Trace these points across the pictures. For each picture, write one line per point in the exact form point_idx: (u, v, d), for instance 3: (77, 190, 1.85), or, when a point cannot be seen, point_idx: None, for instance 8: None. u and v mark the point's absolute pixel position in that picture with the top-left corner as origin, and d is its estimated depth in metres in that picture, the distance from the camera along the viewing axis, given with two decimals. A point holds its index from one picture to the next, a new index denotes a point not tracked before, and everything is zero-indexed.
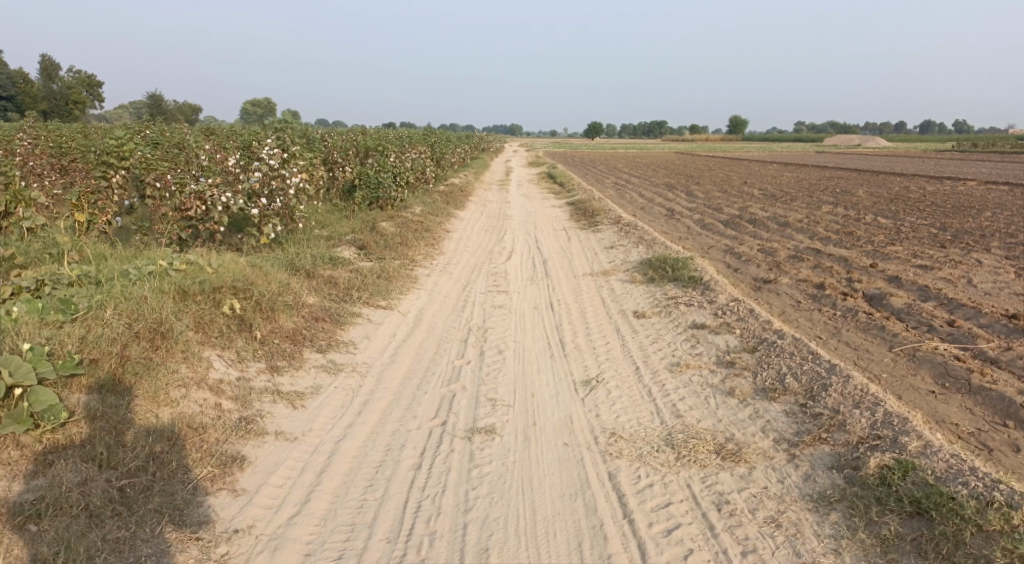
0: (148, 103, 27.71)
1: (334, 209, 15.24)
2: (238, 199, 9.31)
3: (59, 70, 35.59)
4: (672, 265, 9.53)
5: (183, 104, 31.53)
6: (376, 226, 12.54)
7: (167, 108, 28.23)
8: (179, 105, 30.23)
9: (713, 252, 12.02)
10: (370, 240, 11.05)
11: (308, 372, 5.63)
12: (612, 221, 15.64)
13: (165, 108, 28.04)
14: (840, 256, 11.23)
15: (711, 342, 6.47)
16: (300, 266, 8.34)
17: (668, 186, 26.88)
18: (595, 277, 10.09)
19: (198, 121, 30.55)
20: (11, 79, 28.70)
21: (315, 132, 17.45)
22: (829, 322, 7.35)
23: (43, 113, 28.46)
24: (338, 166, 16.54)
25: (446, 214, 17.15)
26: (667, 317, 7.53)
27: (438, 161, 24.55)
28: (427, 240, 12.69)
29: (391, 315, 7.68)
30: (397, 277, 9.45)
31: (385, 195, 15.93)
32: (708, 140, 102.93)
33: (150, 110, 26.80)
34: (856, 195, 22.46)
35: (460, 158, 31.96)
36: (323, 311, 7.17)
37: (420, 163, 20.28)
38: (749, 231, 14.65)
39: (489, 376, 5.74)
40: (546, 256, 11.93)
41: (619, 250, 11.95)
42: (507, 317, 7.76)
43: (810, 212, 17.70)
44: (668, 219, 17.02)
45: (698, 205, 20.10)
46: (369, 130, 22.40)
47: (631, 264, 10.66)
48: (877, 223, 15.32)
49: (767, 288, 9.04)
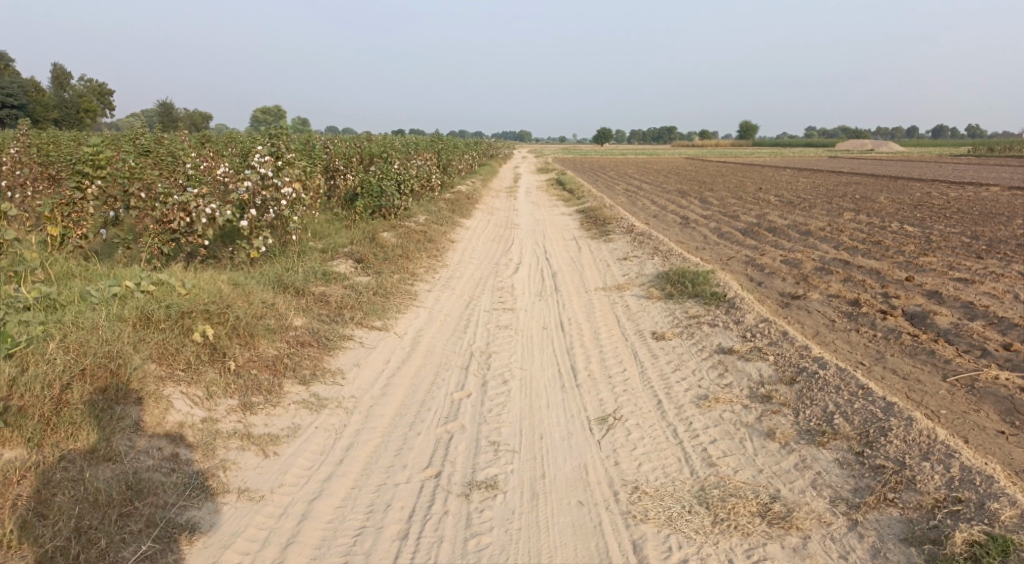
0: (155, 111, 27.37)
1: (335, 219, 14.64)
2: (225, 209, 8.66)
3: (71, 79, 35.56)
4: (691, 280, 8.84)
5: (193, 113, 31.30)
6: (376, 237, 11.91)
7: (175, 116, 27.87)
8: (190, 113, 29.98)
9: (733, 264, 11.30)
10: (368, 253, 10.41)
11: (287, 409, 4.98)
12: (625, 231, 14.94)
13: (177, 116, 27.76)
14: (870, 268, 10.48)
15: (741, 370, 5.78)
16: (289, 284, 7.72)
17: (680, 193, 26.14)
18: (608, 292, 9.40)
19: (208, 129, 30.28)
20: (23, 88, 28.58)
21: (317, 139, 16.92)
22: (870, 346, 6.63)
23: (54, 122, 28.31)
24: (339, 174, 15.96)
25: (452, 223, 16.52)
26: (689, 340, 6.83)
27: (445, 167, 24.00)
28: (430, 252, 12.05)
29: (386, 337, 7.04)
30: (395, 293, 8.80)
31: (388, 204, 15.32)
32: (719, 146, 102.08)
33: (160, 118, 26.52)
34: (876, 201, 21.66)
35: (468, 164, 31.37)
36: (310, 335, 6.53)
37: (426, 170, 19.71)
38: (769, 240, 13.91)
39: (491, 413, 5.08)
40: (555, 268, 11.26)
41: (633, 263, 11.26)
42: (512, 339, 7.09)
43: (832, 220, 16.95)
44: (682, 228, 16.30)
45: (712, 212, 19.36)
46: (374, 137, 21.86)
47: (646, 278, 9.97)
48: (904, 232, 14.55)
49: (795, 305, 8.32)
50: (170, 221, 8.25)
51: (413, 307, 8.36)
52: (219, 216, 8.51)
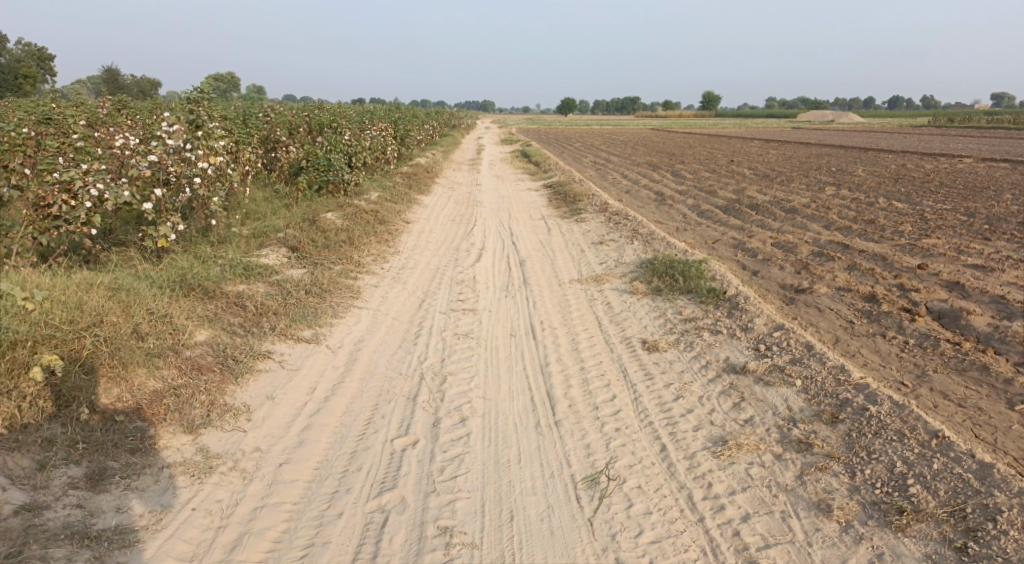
0: (98, 77, 24.98)
1: (274, 196, 12.98)
2: (122, 189, 7.03)
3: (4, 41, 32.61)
4: (682, 271, 7.62)
5: (141, 79, 28.89)
6: (317, 219, 10.36)
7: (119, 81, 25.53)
8: (136, 79, 27.76)
9: (720, 249, 10.12)
10: (303, 242, 8.89)
11: (158, 477, 3.59)
12: (598, 209, 13.65)
13: (121, 81, 25.39)
14: (873, 253, 9.41)
15: (763, 399, 4.58)
16: (196, 284, 6.22)
17: (651, 166, 24.93)
18: (585, 285, 8.14)
19: (157, 95, 27.94)
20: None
21: (255, 106, 15.10)
22: (904, 359, 5.52)
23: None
24: (280, 145, 14.24)
25: (408, 201, 15.01)
26: (688, 353, 5.61)
27: (402, 138, 22.31)
28: (380, 235, 10.57)
29: (314, 354, 5.62)
30: (333, 289, 7.35)
31: (336, 179, 13.72)
32: (683, 117, 101.55)
33: (103, 82, 24.09)
34: (854, 175, 20.78)
35: (428, 135, 29.58)
36: (210, 356, 5.08)
37: (380, 141, 18.05)
38: (754, 219, 12.79)
39: (442, 476, 3.77)
40: (523, 255, 9.91)
41: (611, 248, 9.98)
42: (473, 353, 5.76)
43: (815, 195, 15.99)
44: (659, 205, 15.10)
45: (688, 187, 18.19)
46: (323, 105, 19.98)
47: (627, 268, 8.71)
48: (895, 209, 13.62)
49: (803, 301, 7.18)
50: (49, 204, 6.59)
51: (353, 308, 6.92)
52: (113, 197, 6.88)
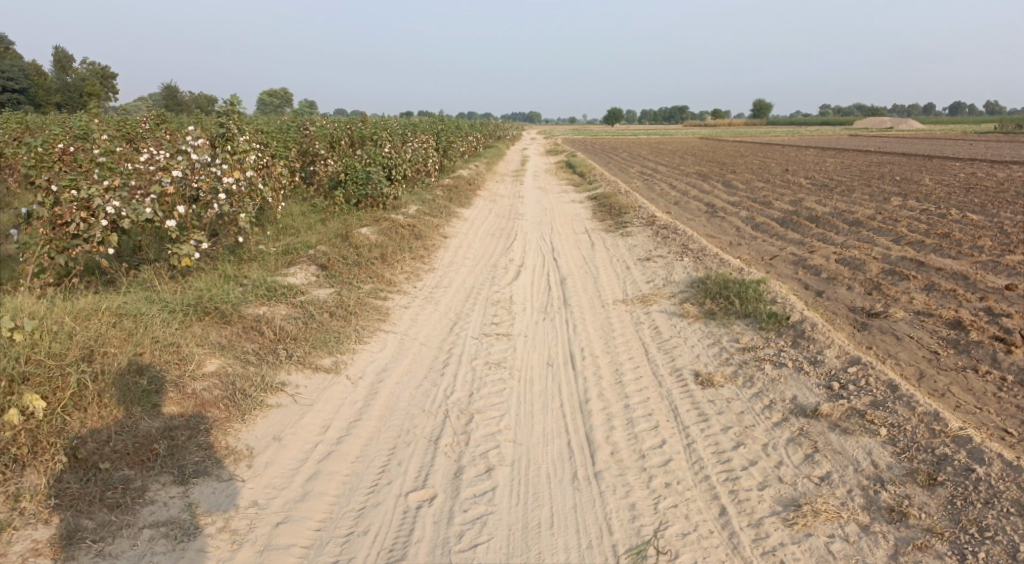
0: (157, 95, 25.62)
1: (311, 211, 12.77)
2: (142, 206, 6.77)
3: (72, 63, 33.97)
4: (738, 293, 6.92)
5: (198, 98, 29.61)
6: (350, 235, 10.02)
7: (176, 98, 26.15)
8: (194, 96, 28.46)
9: (778, 266, 9.33)
10: (332, 260, 8.53)
11: (136, 540, 3.25)
12: (644, 223, 12.98)
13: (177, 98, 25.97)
14: (953, 271, 8.47)
15: (841, 450, 3.89)
16: (214, 307, 5.88)
17: (701, 176, 24.03)
18: (630, 307, 7.51)
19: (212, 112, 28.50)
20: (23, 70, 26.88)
21: (295, 120, 14.98)
22: (1006, 400, 4.71)
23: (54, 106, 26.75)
24: (319, 159, 14.06)
25: (448, 215, 14.62)
26: (748, 389, 4.94)
27: (445, 150, 22.04)
28: (415, 251, 10.16)
29: (332, 386, 5.17)
30: (359, 310, 6.92)
31: (374, 193, 13.45)
32: (732, 126, 99.33)
33: (160, 100, 24.66)
34: (921, 184, 19.47)
35: (472, 147, 29.34)
36: (217, 391, 4.67)
37: (421, 154, 17.77)
38: (814, 233, 11.91)
39: (460, 545, 3.27)
40: (564, 273, 9.34)
41: (658, 266, 9.31)
42: (504, 386, 5.21)
43: (880, 207, 14.92)
44: (709, 218, 14.31)
45: (740, 199, 17.31)
46: (365, 119, 19.90)
47: (675, 288, 8.03)
48: (971, 221, 12.49)
49: (877, 328, 6.38)
50: (67, 222, 6.36)
51: (378, 332, 6.46)
52: (132, 214, 6.63)
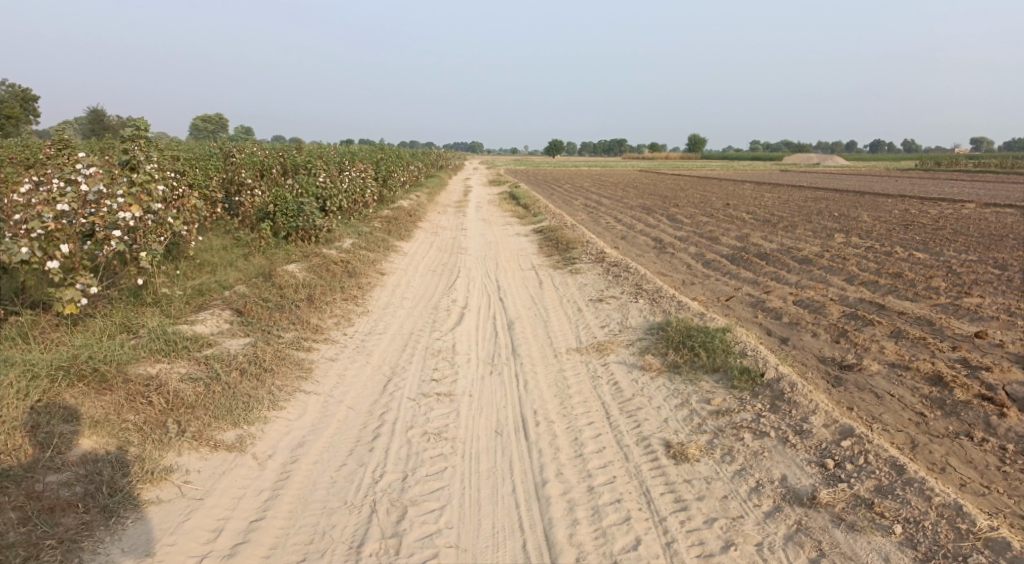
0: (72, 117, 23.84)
1: (234, 245, 11.69)
2: (17, 246, 5.74)
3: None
4: (704, 342, 6.34)
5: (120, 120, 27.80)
6: (274, 273, 9.04)
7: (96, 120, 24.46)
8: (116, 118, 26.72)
9: (736, 308, 8.88)
10: (249, 303, 7.54)
11: None
12: (593, 259, 12.45)
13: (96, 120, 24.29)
14: (915, 315, 8.20)
15: (852, 556, 3.33)
16: (91, 368, 4.81)
17: (645, 210, 23.91)
18: (586, 357, 6.83)
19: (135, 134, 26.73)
20: None
21: (219, 146, 13.90)
22: (1011, 476, 4.26)
23: None
24: (246, 189, 12.91)
25: (386, 249, 13.76)
26: (729, 464, 4.28)
27: (385, 179, 21.19)
28: (347, 291, 9.26)
29: (233, 468, 4.23)
30: (277, 364, 5.96)
31: (306, 225, 12.60)
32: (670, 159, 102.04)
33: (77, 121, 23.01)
34: (860, 221, 19.81)
35: (414, 177, 28.53)
36: (76, 489, 3.65)
37: (359, 183, 16.89)
38: (766, 271, 11.62)
39: None
40: (511, 316, 8.60)
41: (611, 308, 8.70)
42: (444, 464, 4.40)
43: (825, 244, 14.93)
44: (658, 254, 13.94)
45: (687, 233, 17.09)
46: (299, 146, 18.86)
47: (632, 335, 7.41)
48: (917, 260, 12.53)
49: (853, 383, 5.91)
50: None
51: (296, 393, 5.51)
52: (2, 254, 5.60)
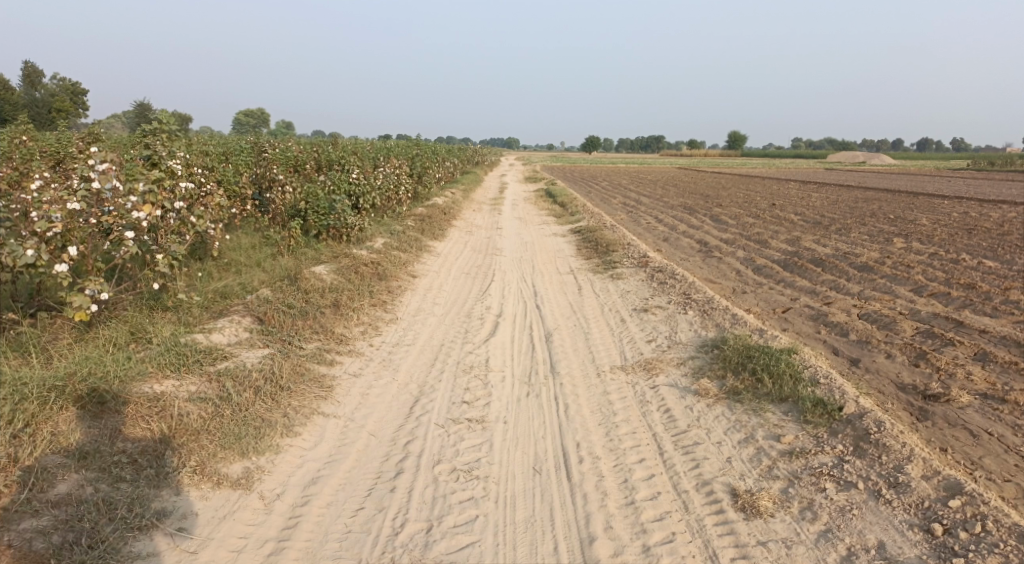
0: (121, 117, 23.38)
1: (263, 244, 11.33)
2: (23, 248, 5.34)
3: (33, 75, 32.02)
4: (768, 364, 5.65)
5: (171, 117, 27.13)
6: (300, 276, 8.61)
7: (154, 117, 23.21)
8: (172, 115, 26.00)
9: (796, 321, 8.12)
10: (269, 310, 7.08)
11: None
12: (635, 263, 11.74)
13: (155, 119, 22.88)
14: (1000, 334, 7.36)
15: None
16: (89, 389, 4.34)
17: (686, 210, 23.01)
18: (633, 377, 6.21)
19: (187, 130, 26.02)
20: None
21: (251, 142, 13.55)
22: None
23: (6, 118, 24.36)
24: (277, 185, 12.41)
25: (419, 248, 13.29)
26: (811, 524, 3.64)
27: (419, 176, 20.73)
28: (376, 296, 8.77)
29: (237, 512, 3.76)
30: (294, 382, 5.45)
31: (337, 224, 12.27)
32: (708, 156, 99.98)
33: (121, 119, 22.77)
34: (918, 224, 18.65)
35: (448, 173, 28.04)
36: (53, 539, 3.34)
37: (392, 180, 16.45)
38: (824, 279, 10.79)
39: None
40: (549, 326, 8.01)
41: (658, 320, 8.02)
42: (473, 513, 3.85)
43: (884, 250, 13.98)
44: (704, 258, 13.15)
45: (733, 235, 16.23)
46: (333, 142, 18.49)
47: (683, 352, 6.73)
48: (989, 268, 11.55)
49: (943, 417, 5.18)
50: None
51: (313, 416, 5.00)
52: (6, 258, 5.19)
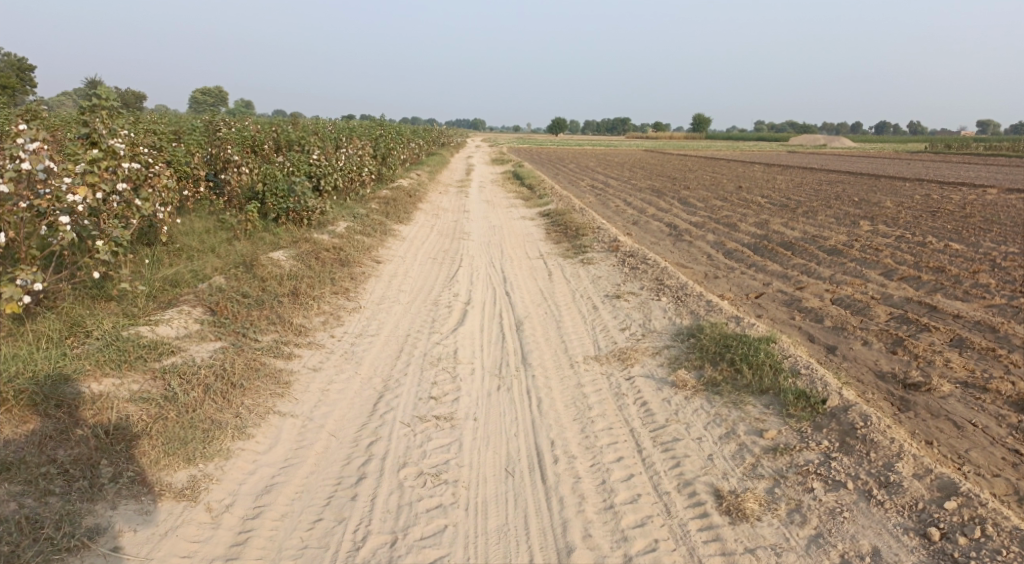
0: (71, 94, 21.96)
1: (218, 228, 10.77)
2: None
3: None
4: (747, 354, 5.47)
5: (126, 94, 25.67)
6: (257, 263, 8.16)
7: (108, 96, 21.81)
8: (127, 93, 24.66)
9: (770, 307, 7.99)
10: (222, 300, 6.63)
11: None
12: (606, 248, 11.51)
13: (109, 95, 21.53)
14: (972, 319, 7.34)
15: None
16: (15, 390, 3.89)
17: (654, 193, 22.89)
18: (608, 367, 5.97)
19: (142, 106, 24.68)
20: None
21: (205, 121, 12.88)
22: None
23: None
24: (231, 166, 11.80)
25: (383, 233, 12.86)
26: (801, 528, 3.50)
27: (383, 157, 20.15)
28: (338, 284, 8.37)
29: (179, 527, 3.41)
30: (248, 377, 5.05)
31: (297, 206, 11.76)
32: (674, 139, 100.45)
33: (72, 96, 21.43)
34: (882, 207, 18.84)
35: (414, 155, 27.43)
36: None
37: (355, 161, 15.89)
38: (794, 263, 10.72)
39: None
40: (520, 314, 7.73)
41: (631, 307, 7.81)
42: (440, 522, 3.57)
43: (851, 233, 14.03)
44: (675, 242, 13.02)
45: (702, 219, 16.14)
46: (292, 122, 17.78)
47: (658, 340, 6.52)
48: (955, 251, 11.65)
49: (924, 407, 5.07)
50: None
51: (268, 415, 4.63)
52: None
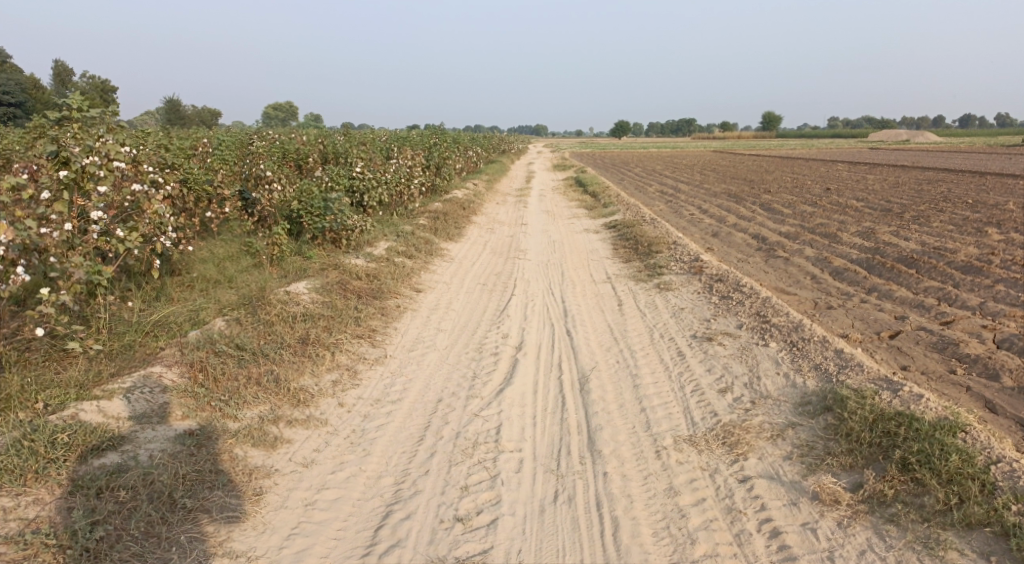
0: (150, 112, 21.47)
1: (242, 252, 9.57)
2: None
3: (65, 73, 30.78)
4: (930, 453, 3.63)
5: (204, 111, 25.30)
6: (270, 299, 6.84)
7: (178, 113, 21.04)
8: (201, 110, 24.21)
9: (917, 353, 6.04)
10: (204, 355, 5.25)
11: None
12: (686, 269, 9.70)
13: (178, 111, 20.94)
14: None
15: None
16: None
17: (732, 197, 20.70)
18: (711, 458, 4.24)
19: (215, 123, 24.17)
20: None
21: (239, 137, 11.83)
22: None
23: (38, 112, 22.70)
24: (263, 183, 10.43)
25: (429, 253, 11.46)
26: None
27: (437, 168, 18.86)
28: (364, 324, 6.94)
29: None
30: (200, 491, 3.67)
31: (333, 226, 10.49)
32: (743, 139, 96.25)
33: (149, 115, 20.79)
34: (1007, 209, 16.15)
35: (471, 162, 26.05)
36: None
37: (403, 173, 14.59)
38: (926, 286, 8.62)
39: None
40: (583, 365, 6.08)
41: (729, 355, 6.02)
42: None
43: (984, 243, 11.67)
44: (767, 259, 11.04)
45: (794, 229, 14.02)
46: (338, 132, 16.60)
47: (777, 415, 4.69)
48: None
49: None
50: None
51: (212, 560, 3.27)
52: None
